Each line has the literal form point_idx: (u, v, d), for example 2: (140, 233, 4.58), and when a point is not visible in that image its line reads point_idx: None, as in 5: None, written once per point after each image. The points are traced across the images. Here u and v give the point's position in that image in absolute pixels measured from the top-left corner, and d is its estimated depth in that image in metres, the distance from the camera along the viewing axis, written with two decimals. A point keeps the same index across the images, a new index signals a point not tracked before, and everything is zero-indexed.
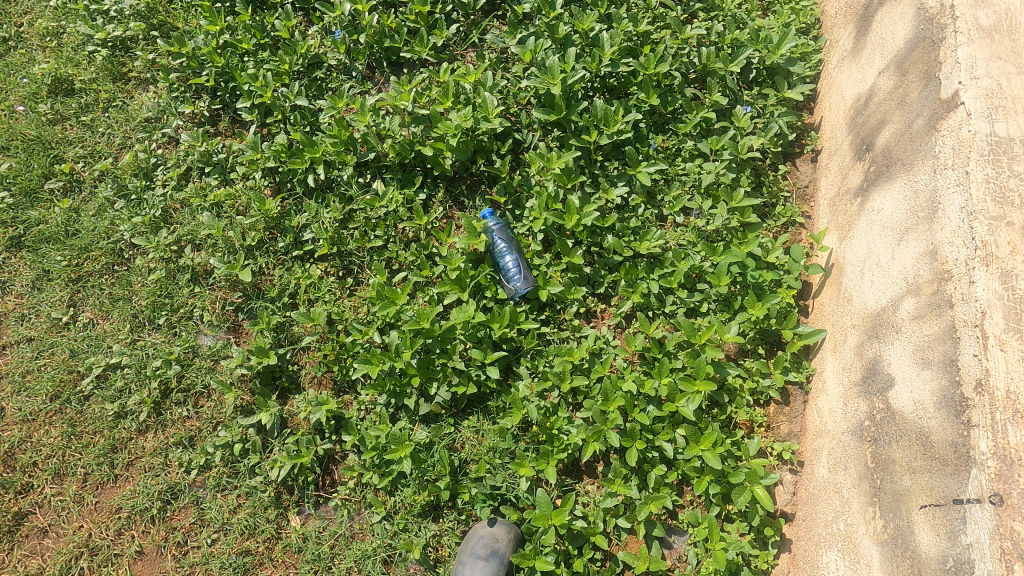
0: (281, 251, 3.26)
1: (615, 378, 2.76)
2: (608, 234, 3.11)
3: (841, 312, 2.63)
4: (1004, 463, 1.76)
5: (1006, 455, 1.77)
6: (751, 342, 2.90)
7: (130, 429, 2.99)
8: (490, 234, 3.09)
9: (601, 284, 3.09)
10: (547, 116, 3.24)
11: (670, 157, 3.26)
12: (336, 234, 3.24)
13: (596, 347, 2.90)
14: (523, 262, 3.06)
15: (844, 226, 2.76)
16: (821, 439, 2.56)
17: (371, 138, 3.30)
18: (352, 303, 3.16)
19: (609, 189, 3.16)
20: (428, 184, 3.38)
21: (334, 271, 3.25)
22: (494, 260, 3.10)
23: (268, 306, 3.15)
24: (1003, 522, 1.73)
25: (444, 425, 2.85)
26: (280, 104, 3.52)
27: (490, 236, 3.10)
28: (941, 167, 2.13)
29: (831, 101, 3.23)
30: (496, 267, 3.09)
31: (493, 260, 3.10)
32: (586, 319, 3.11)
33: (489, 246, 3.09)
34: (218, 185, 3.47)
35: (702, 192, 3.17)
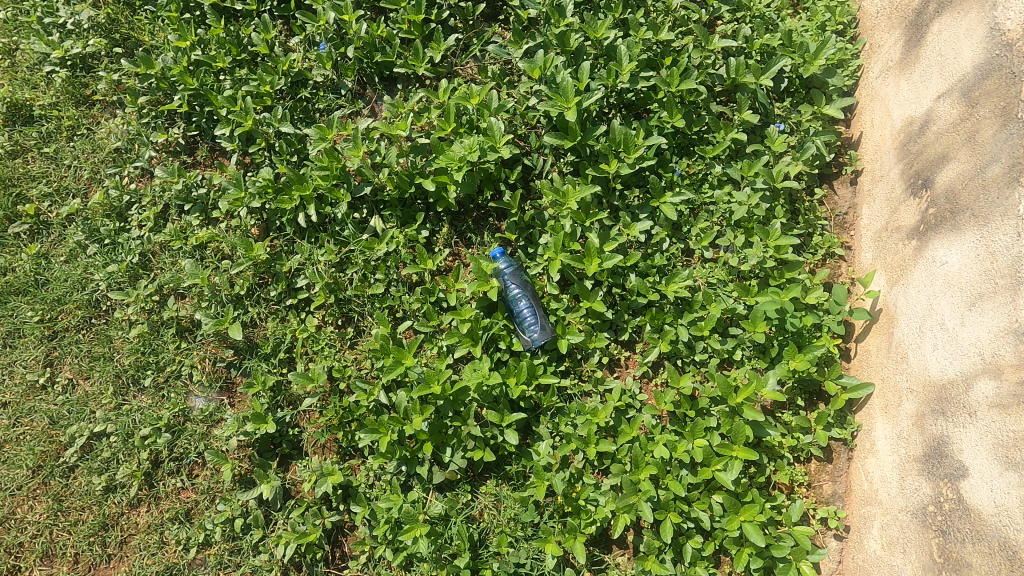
0: (274, 299, 2.99)
1: (645, 441, 2.54)
2: (631, 273, 2.84)
3: (892, 368, 2.40)
4: None
5: None
6: (789, 393, 2.67)
7: (121, 504, 2.79)
8: (501, 276, 2.82)
9: (625, 330, 2.83)
10: (560, 141, 2.92)
11: (696, 184, 2.96)
12: (332, 280, 2.96)
13: (622, 404, 2.67)
14: (540, 309, 2.82)
15: (895, 269, 2.50)
16: (870, 507, 2.37)
17: (366, 170, 2.99)
18: (354, 356, 2.91)
19: (631, 223, 2.87)
20: (431, 218, 3.09)
21: (333, 320, 2.98)
22: (506, 306, 2.84)
23: (263, 363, 2.89)
24: None
25: (461, 495, 2.66)
26: (263, 131, 3.18)
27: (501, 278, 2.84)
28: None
29: (873, 117, 2.90)
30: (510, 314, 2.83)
31: (505, 305, 2.84)
32: (610, 369, 2.87)
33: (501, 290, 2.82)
34: (200, 224, 3.16)
35: (733, 224, 2.89)
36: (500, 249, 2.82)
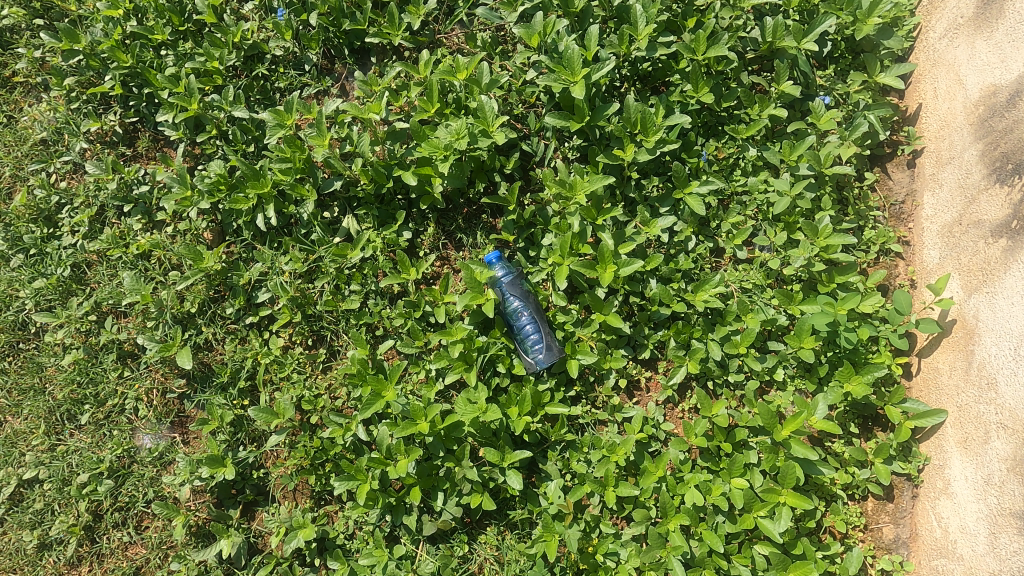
0: (231, 317, 2.54)
1: (673, 483, 2.15)
2: (651, 279, 2.41)
3: (973, 396, 2.01)
4: None
5: None
6: (841, 418, 2.26)
7: (58, 563, 2.39)
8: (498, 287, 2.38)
9: (645, 347, 2.40)
10: (564, 122, 2.45)
11: (726, 171, 2.50)
12: (299, 293, 2.52)
13: (644, 437, 2.27)
14: (545, 324, 2.38)
15: (978, 271, 2.10)
16: (947, 562, 2.02)
17: (335, 162, 2.52)
18: (327, 383, 2.48)
19: (651, 220, 2.43)
20: (414, 216, 2.62)
21: (301, 340, 2.54)
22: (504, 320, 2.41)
23: (219, 393, 2.46)
24: None
25: (456, 547, 2.27)
26: (213, 116, 2.69)
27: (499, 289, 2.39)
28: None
29: (937, 85, 2.42)
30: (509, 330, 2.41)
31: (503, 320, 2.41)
32: (628, 395, 2.42)
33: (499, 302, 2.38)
34: (143, 229, 2.69)
35: (771, 218, 2.44)
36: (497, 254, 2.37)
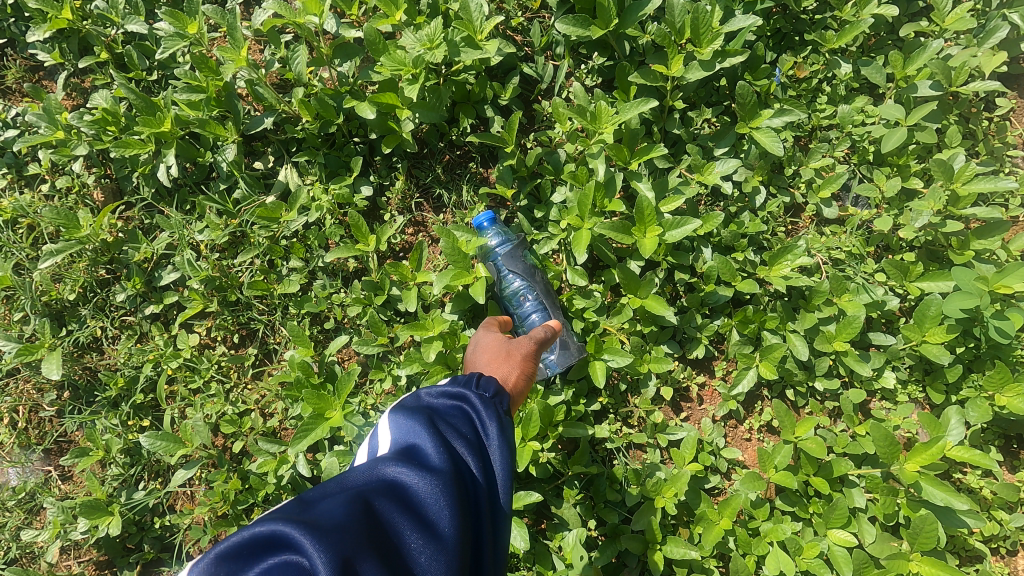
0: (125, 306, 1.85)
1: (746, 539, 1.50)
2: (706, 247, 1.72)
3: None
4: None
5: None
6: (979, 440, 1.59)
7: None
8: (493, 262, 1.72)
9: (698, 342, 1.72)
10: (578, 32, 1.74)
11: (806, 97, 1.80)
12: (218, 272, 1.83)
13: (702, 470, 1.60)
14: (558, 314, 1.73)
15: None
16: None
17: (265, 92, 1.82)
18: (259, 396, 1.80)
19: (706, 164, 1.73)
20: (376, 166, 1.92)
21: (224, 337, 1.86)
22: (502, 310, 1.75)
23: (107, 412, 1.78)
24: None
25: None
26: (102, 32, 1.97)
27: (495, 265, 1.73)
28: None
29: None
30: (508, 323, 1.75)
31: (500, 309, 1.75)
32: (673, 408, 1.75)
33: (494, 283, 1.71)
34: (9, 188, 1.98)
35: (872, 161, 1.75)
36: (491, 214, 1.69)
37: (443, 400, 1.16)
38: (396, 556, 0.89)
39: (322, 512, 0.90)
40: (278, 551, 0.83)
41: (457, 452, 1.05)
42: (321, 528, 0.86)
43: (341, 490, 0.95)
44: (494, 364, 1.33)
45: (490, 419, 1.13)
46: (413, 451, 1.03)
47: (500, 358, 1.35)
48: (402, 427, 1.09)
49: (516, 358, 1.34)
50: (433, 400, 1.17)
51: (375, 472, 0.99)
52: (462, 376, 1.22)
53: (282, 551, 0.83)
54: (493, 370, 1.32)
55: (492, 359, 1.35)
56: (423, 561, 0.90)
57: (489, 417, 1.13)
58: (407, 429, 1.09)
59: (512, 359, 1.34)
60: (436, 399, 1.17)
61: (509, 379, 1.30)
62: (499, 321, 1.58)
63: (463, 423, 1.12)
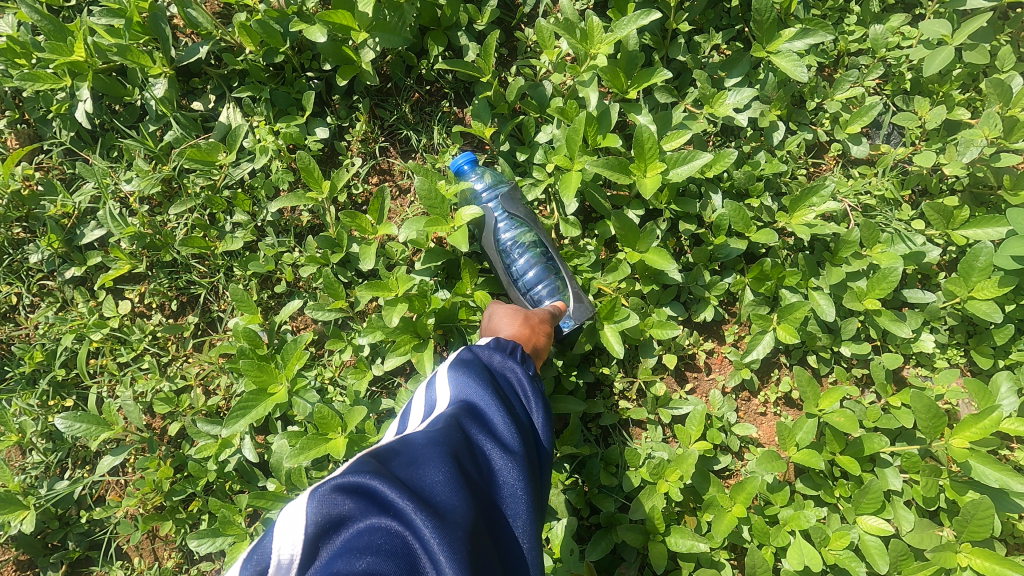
0: (43, 269, 1.59)
1: (763, 529, 1.28)
2: (716, 192, 1.48)
3: None
4: None
5: None
6: None
7: None
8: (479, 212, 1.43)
9: (706, 304, 1.48)
10: None
11: (834, 18, 1.54)
12: (150, 229, 1.58)
13: (710, 449, 1.37)
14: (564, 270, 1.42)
15: None
16: None
17: (198, 14, 1.54)
18: (199, 370, 1.56)
19: (716, 95, 1.47)
20: (334, 104, 1.65)
21: (160, 304, 1.61)
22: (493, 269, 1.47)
23: (25, 390, 1.54)
24: None
25: None
26: None
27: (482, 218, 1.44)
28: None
29: None
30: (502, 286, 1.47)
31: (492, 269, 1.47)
32: (677, 379, 1.52)
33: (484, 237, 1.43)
34: None
35: (910, 90, 1.49)
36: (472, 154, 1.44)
37: (493, 362, 1.06)
38: (487, 529, 0.82)
39: (413, 470, 0.80)
40: (387, 514, 0.72)
41: (520, 419, 0.99)
42: (428, 498, 0.76)
43: (425, 449, 0.84)
44: (514, 325, 1.24)
45: (539, 392, 1.07)
46: (482, 415, 0.94)
47: (519, 319, 1.26)
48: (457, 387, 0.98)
49: (535, 320, 1.27)
50: (482, 361, 1.06)
51: (447, 431, 0.89)
52: (504, 340, 1.11)
53: (388, 512, 0.72)
54: (514, 331, 1.23)
55: (512, 319, 1.26)
56: (512, 529, 0.85)
57: (537, 390, 1.06)
58: (462, 389, 0.98)
59: (530, 321, 1.26)
60: (482, 358, 1.06)
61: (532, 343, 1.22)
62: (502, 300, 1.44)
63: (515, 395, 1.03)
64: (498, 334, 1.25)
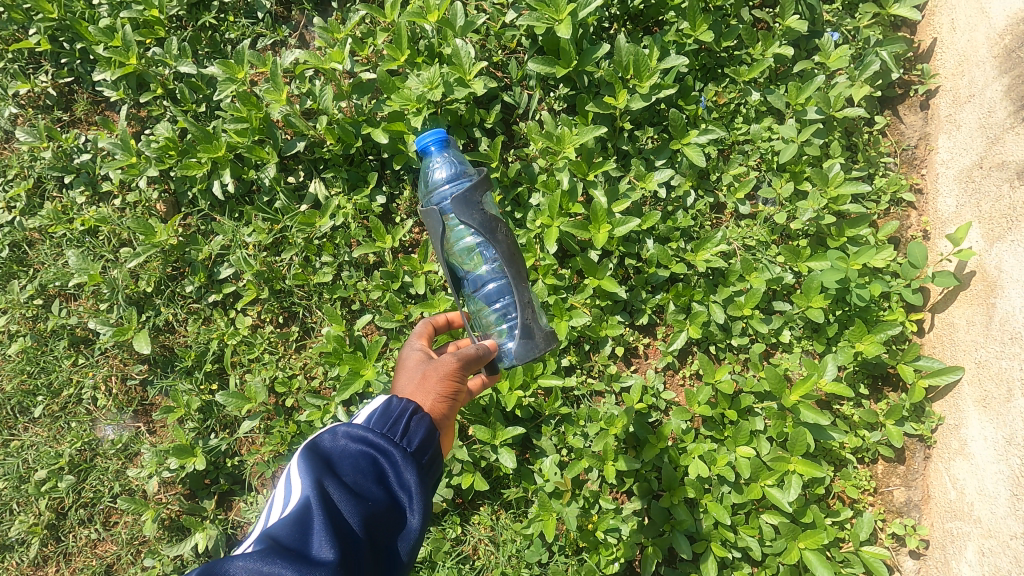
0: (192, 296, 2.33)
1: (676, 455, 2.01)
2: (648, 239, 2.21)
3: (994, 351, 1.88)
4: None
5: None
6: (851, 379, 2.12)
7: (20, 565, 2.21)
8: (433, 211, 1.58)
9: (643, 312, 2.23)
10: (548, 69, 2.21)
11: (727, 118, 2.29)
12: (265, 267, 2.30)
13: (644, 407, 2.11)
14: (519, 276, 1.63)
15: (1000, 217, 1.93)
16: (963, 524, 1.90)
17: (296, 121, 2.28)
18: (302, 363, 2.28)
19: (646, 173, 2.21)
20: (388, 177, 2.37)
21: (271, 318, 2.34)
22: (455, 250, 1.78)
23: (185, 378, 2.27)
24: None
25: (448, 531, 2.11)
26: (158, 73, 2.40)
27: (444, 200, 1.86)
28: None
29: (956, 20, 2.22)
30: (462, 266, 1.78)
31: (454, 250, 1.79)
32: (625, 363, 2.26)
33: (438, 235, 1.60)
34: (89, 202, 2.43)
35: (775, 168, 2.24)
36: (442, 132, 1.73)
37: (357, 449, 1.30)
38: None
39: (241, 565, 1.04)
40: None
41: (366, 503, 1.22)
42: None
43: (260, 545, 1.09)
44: (414, 387, 1.49)
45: (403, 473, 1.29)
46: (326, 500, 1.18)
47: (419, 380, 1.50)
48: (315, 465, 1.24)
49: (434, 378, 1.49)
50: (351, 447, 1.31)
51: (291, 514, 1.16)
52: (391, 416, 1.36)
53: None
54: (412, 393, 1.48)
55: (414, 380, 1.51)
56: None
57: (407, 468, 1.30)
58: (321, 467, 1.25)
59: (428, 379, 1.49)
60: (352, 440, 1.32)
61: (428, 404, 1.46)
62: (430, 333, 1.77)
63: (376, 477, 1.28)
64: (401, 390, 1.51)
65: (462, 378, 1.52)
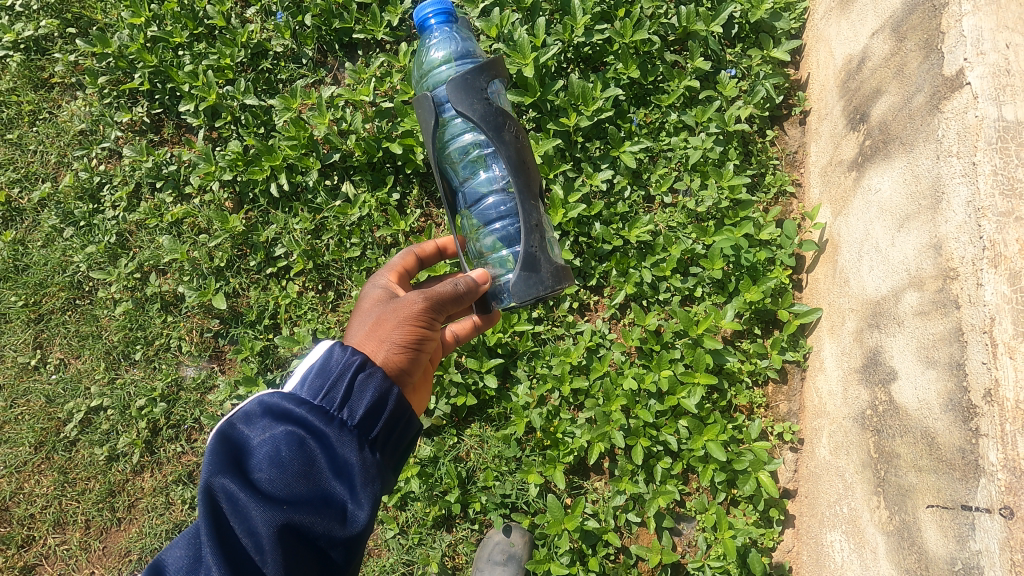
0: (254, 269, 3.08)
1: (614, 375, 2.74)
2: (595, 222, 2.97)
3: (836, 293, 2.59)
4: (1015, 475, 1.67)
5: (1017, 467, 1.67)
6: (747, 323, 2.86)
7: (125, 471, 2.94)
8: (426, 98, 1.94)
9: (593, 276, 2.97)
10: (520, 98, 3.02)
11: (654, 133, 3.06)
12: (309, 247, 3.05)
13: (593, 344, 2.84)
14: (523, 180, 1.93)
15: (839, 200, 2.65)
16: (820, 420, 2.59)
17: (333, 138, 3.06)
18: (337, 318, 3.01)
19: (594, 174, 3.00)
20: (402, 180, 3.13)
21: (313, 286, 3.07)
22: (456, 137, 2.21)
23: (249, 330, 3.02)
24: (1014, 535, 1.64)
25: (447, 438, 2.83)
26: (228, 104, 3.19)
27: (440, 78, 2.25)
28: (1003, 98, 1.87)
29: (819, 58, 2.96)
30: (461, 163, 2.23)
31: (455, 137, 2.21)
32: (580, 314, 3.00)
33: (433, 115, 1.95)
34: (174, 201, 3.20)
35: (690, 168, 3.00)
36: (446, 4, 2.09)
37: (278, 446, 1.50)
38: None
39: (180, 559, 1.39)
40: None
41: (287, 499, 1.45)
42: None
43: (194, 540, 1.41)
44: (377, 328, 1.81)
45: (326, 467, 1.51)
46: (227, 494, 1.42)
47: (378, 327, 1.81)
48: (226, 460, 1.46)
49: (392, 322, 1.81)
50: (278, 441, 1.51)
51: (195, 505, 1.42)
52: (319, 413, 1.55)
53: None
54: (378, 333, 1.80)
55: (375, 326, 1.82)
56: None
57: (330, 454, 1.52)
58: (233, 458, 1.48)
59: (386, 324, 1.81)
60: (273, 424, 1.53)
61: (390, 340, 1.78)
62: (405, 265, 2.27)
63: (306, 465, 1.50)
64: (363, 334, 1.82)
65: (413, 322, 1.82)
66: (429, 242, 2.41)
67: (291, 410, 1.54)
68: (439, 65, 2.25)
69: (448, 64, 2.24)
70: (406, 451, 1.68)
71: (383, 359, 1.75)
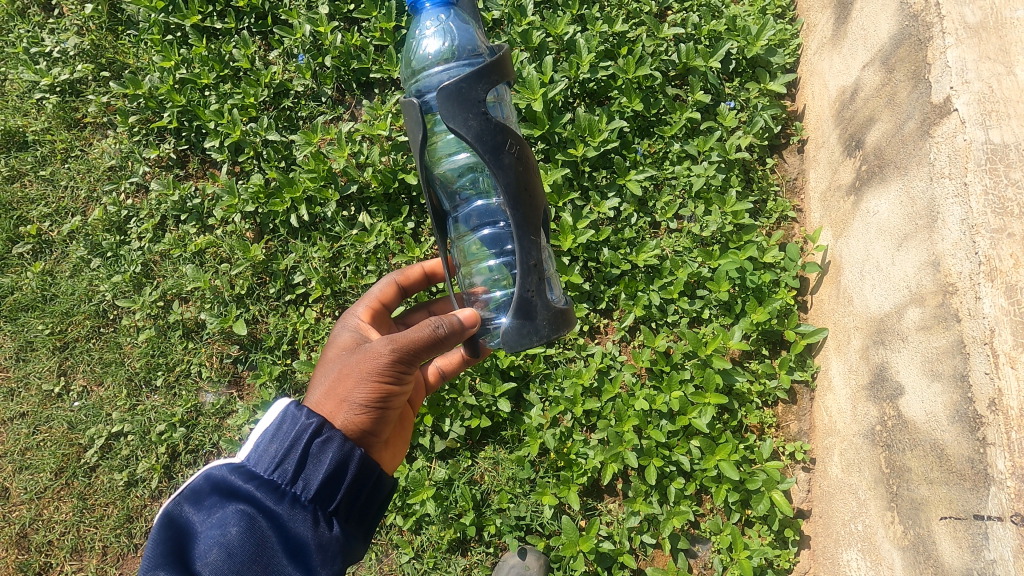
0: (273, 296, 3.18)
1: (626, 397, 2.78)
2: (603, 247, 3.07)
3: (841, 312, 2.65)
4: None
5: None
6: (754, 343, 2.92)
7: (143, 496, 2.98)
8: (413, 105, 1.93)
9: (602, 299, 3.05)
10: (529, 131, 3.17)
11: (659, 161, 3.19)
12: (327, 274, 3.15)
13: (604, 366, 2.89)
14: (522, 211, 1.90)
15: (840, 223, 2.74)
16: (831, 438, 2.62)
17: (351, 170, 3.20)
18: None
19: (600, 201, 3.10)
20: (416, 210, 3.25)
21: (330, 312, 3.15)
22: (450, 156, 2.30)
23: (267, 355, 3.09)
24: None
25: (462, 461, 2.87)
26: (251, 140, 3.35)
27: (434, 80, 2.23)
28: (989, 122, 1.97)
29: (813, 90, 3.11)
30: (456, 184, 2.31)
31: (449, 156, 2.30)
32: (590, 337, 3.06)
33: (421, 128, 1.95)
34: (197, 232, 3.32)
35: (694, 195, 3.11)
36: None
37: (222, 532, 1.55)
38: None
39: None
40: None
41: None
42: None
43: None
44: (342, 379, 1.83)
45: (275, 548, 1.58)
46: None
47: (341, 382, 1.83)
48: (171, 549, 1.52)
49: (353, 379, 1.82)
50: (225, 527, 1.56)
51: None
52: (268, 494, 1.62)
53: None
54: (343, 387, 1.82)
55: (339, 379, 1.84)
56: None
57: (279, 535, 1.59)
58: (181, 544, 1.54)
59: (348, 379, 1.83)
60: (224, 502, 1.61)
61: (352, 397, 1.81)
62: (386, 294, 2.36)
63: (256, 548, 1.55)
64: (325, 387, 1.85)
65: (375, 381, 1.83)
66: (414, 268, 2.46)
67: (240, 486, 1.62)
68: (433, 65, 2.21)
69: (442, 63, 2.19)
70: (373, 514, 1.78)
71: (342, 421, 1.79)
